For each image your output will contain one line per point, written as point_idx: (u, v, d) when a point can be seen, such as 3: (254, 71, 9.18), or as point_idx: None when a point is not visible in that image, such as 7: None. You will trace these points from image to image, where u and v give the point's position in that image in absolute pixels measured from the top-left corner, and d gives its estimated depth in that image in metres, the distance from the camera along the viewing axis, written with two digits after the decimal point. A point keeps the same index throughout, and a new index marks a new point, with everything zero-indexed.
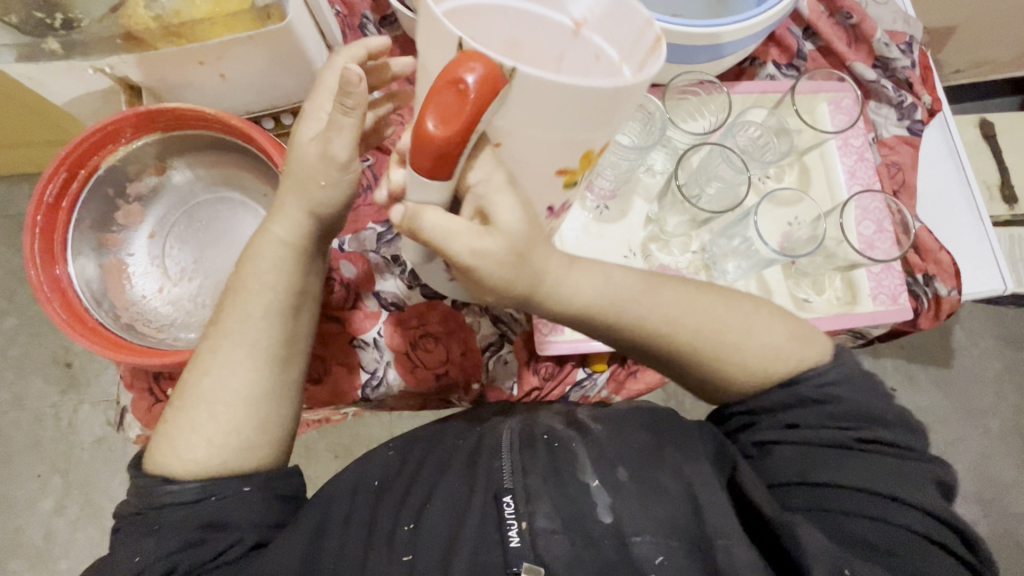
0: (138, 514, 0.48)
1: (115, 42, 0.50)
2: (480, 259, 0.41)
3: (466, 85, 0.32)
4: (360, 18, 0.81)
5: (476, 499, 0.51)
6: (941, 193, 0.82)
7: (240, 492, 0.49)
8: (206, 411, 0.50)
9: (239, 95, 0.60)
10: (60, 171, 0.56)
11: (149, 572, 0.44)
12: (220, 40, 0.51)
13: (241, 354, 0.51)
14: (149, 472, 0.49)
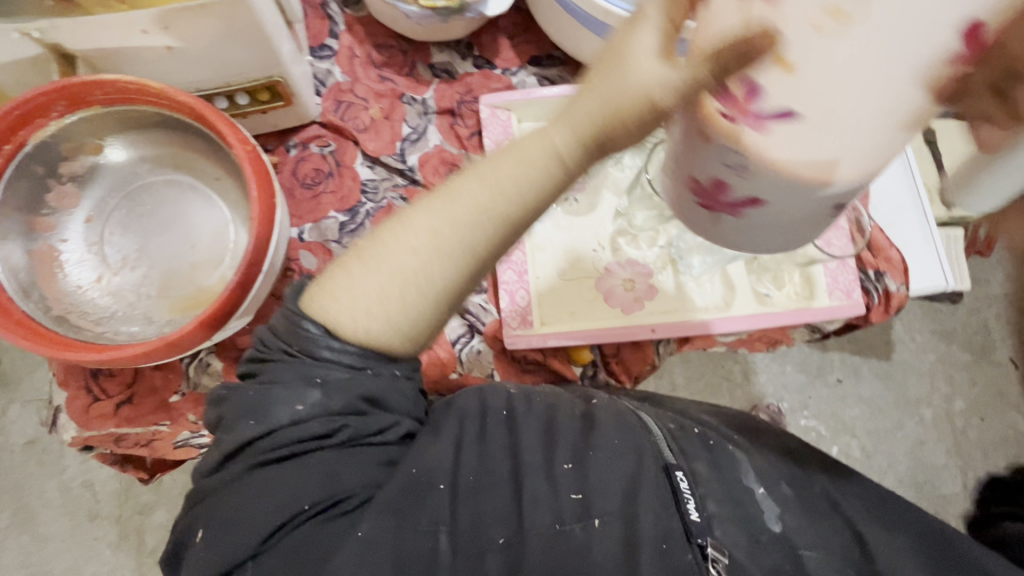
0: (285, 357, 0.41)
1: (45, 4, 0.45)
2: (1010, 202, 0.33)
3: None
4: None
5: (647, 465, 0.49)
6: (891, 192, 0.85)
7: (393, 376, 0.43)
8: (398, 287, 0.39)
9: (189, 71, 0.56)
10: None
11: (310, 427, 0.41)
12: (170, 9, 0.47)
13: (455, 240, 0.37)
14: (309, 316, 0.41)
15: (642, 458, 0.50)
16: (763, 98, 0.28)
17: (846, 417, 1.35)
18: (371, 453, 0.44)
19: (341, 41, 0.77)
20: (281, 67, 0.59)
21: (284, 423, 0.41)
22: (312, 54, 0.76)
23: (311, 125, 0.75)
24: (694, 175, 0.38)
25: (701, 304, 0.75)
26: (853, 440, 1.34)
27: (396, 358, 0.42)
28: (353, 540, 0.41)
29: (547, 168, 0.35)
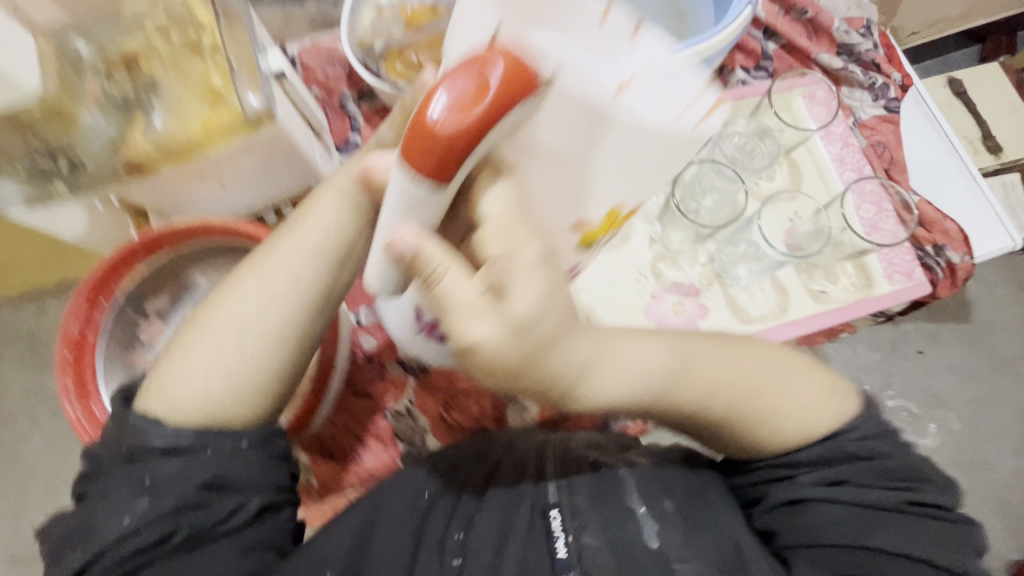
0: (119, 465, 0.49)
1: (119, 174, 0.51)
2: (481, 342, 0.39)
3: (489, 78, 0.33)
4: (339, 98, 0.85)
5: (526, 509, 0.57)
6: (932, 161, 0.82)
7: (236, 449, 0.52)
8: (235, 334, 0.53)
9: (242, 199, 0.62)
10: (83, 304, 0.57)
11: (146, 531, 0.47)
12: (220, 151, 0.53)
13: (291, 278, 0.55)
14: (137, 414, 0.51)
15: (528, 511, 0.57)
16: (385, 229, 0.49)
17: (938, 390, 1.27)
18: (225, 546, 0.50)
19: (363, 133, 0.84)
20: (317, 174, 0.64)
21: (121, 530, 0.47)
22: (339, 151, 0.83)
23: None
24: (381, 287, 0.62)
25: (756, 313, 0.74)
26: (951, 412, 1.26)
27: (241, 432, 0.52)
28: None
29: (342, 225, 0.56)
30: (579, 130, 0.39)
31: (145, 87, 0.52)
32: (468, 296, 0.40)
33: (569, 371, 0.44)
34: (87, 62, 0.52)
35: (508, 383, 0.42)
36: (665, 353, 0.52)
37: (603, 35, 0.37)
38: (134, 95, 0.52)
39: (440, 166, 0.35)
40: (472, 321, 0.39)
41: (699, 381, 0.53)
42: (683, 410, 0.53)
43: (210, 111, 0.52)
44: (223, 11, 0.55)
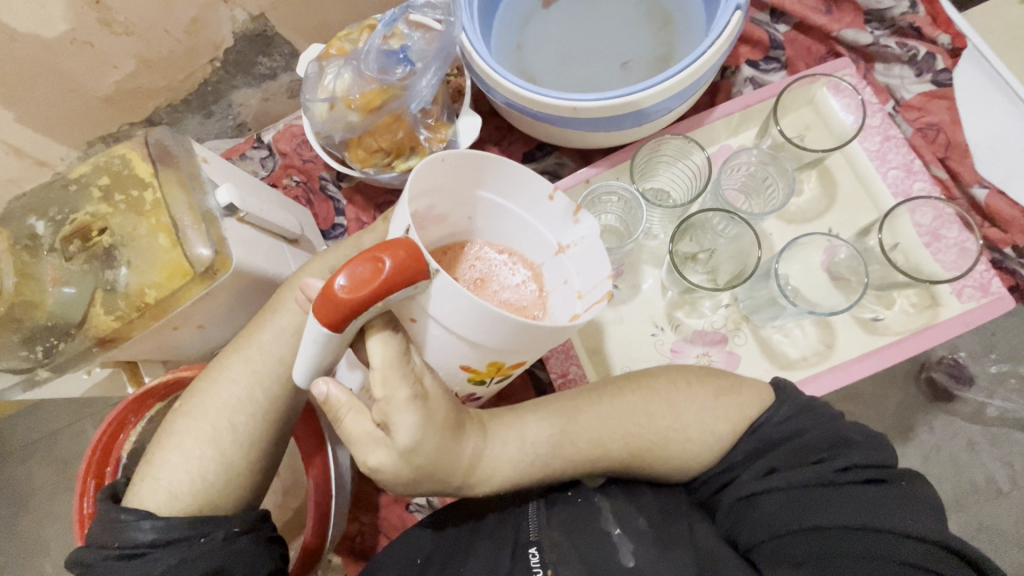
0: (117, 564, 0.46)
1: (93, 350, 0.51)
2: (378, 467, 0.43)
3: (384, 264, 0.36)
4: (319, 180, 0.82)
5: (506, 552, 0.50)
6: (1002, 135, 0.68)
7: (230, 534, 0.49)
8: (217, 429, 0.52)
9: (222, 335, 0.62)
10: (88, 480, 0.56)
11: None
12: (184, 305, 0.52)
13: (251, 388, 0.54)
14: (125, 511, 0.48)
15: (509, 552, 0.51)
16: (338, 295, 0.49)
17: None
18: None
19: (348, 215, 0.80)
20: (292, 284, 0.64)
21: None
22: (326, 237, 0.81)
23: None
24: None
25: (797, 356, 0.65)
26: None
27: (231, 518, 0.50)
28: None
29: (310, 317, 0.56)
30: (465, 312, 0.40)
31: (100, 257, 0.51)
32: (366, 431, 0.43)
33: (460, 467, 0.46)
34: (45, 240, 0.52)
35: (411, 487, 0.45)
36: (555, 426, 0.49)
37: (550, 207, 0.49)
38: (91, 267, 0.51)
39: (348, 319, 0.37)
40: (372, 449, 0.43)
41: (599, 434, 0.50)
42: (587, 465, 0.50)
43: (166, 263, 0.51)
44: (160, 158, 0.53)
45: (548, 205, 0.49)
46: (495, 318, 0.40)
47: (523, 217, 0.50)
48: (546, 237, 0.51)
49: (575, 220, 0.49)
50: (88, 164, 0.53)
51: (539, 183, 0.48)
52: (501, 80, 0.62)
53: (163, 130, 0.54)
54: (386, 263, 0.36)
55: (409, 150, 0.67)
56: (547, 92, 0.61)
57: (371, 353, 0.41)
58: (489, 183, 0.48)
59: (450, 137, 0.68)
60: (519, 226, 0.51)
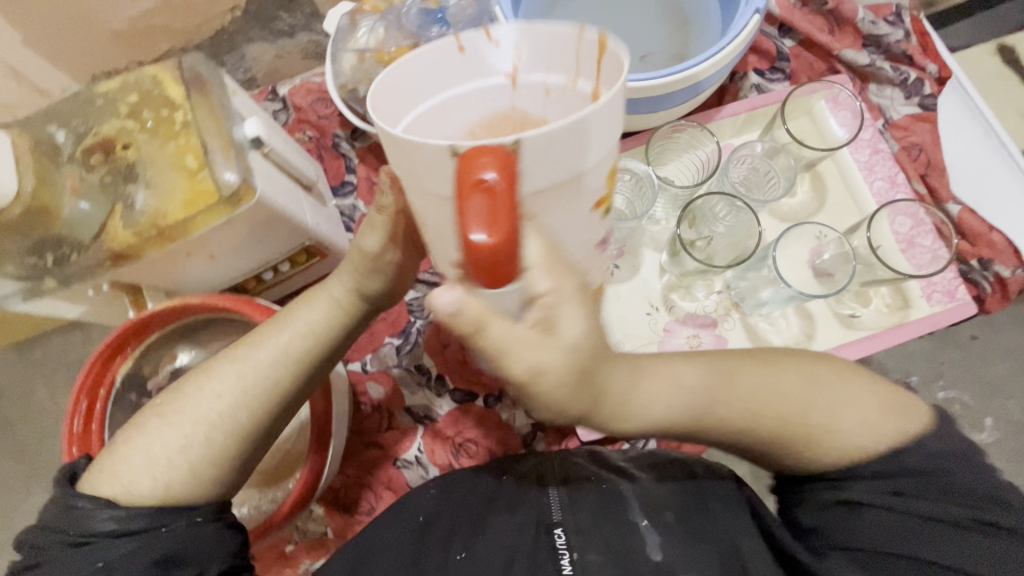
0: (65, 551, 0.40)
1: (105, 264, 0.51)
2: (539, 376, 0.36)
3: (488, 180, 0.29)
4: (332, 137, 0.82)
5: (528, 527, 0.49)
6: (977, 159, 0.74)
7: (192, 524, 0.43)
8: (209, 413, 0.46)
9: (231, 268, 0.62)
10: (81, 400, 0.55)
11: None
12: (201, 230, 0.52)
13: (236, 403, 0.47)
14: (83, 496, 0.42)
15: (531, 530, 0.49)
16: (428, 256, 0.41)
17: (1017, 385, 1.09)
18: None
19: (359, 173, 0.81)
20: (306, 232, 0.64)
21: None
22: (335, 193, 0.81)
23: None
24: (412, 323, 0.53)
25: (780, 344, 0.69)
26: None
27: (194, 507, 0.44)
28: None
29: (317, 326, 0.51)
30: (552, 152, 0.31)
31: (123, 172, 0.51)
32: (524, 338, 0.36)
33: (608, 396, 0.40)
34: (65, 149, 0.52)
35: (559, 412, 0.39)
36: (709, 378, 0.45)
37: (469, 59, 0.36)
38: (112, 180, 0.51)
39: (504, 259, 0.31)
40: (532, 353, 0.36)
41: (750, 401, 0.45)
42: (725, 432, 0.46)
43: (189, 186, 0.51)
44: (194, 82, 0.53)
45: (462, 59, 0.36)
46: (574, 121, 0.30)
47: (440, 96, 0.36)
48: (494, 79, 0.36)
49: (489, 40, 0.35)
50: (118, 80, 0.53)
51: (438, 49, 0.35)
52: None
53: (197, 58, 0.55)
54: (475, 172, 0.30)
55: None
56: None
57: (522, 254, 0.33)
58: (410, 108, 0.35)
59: None
60: (468, 101, 0.36)
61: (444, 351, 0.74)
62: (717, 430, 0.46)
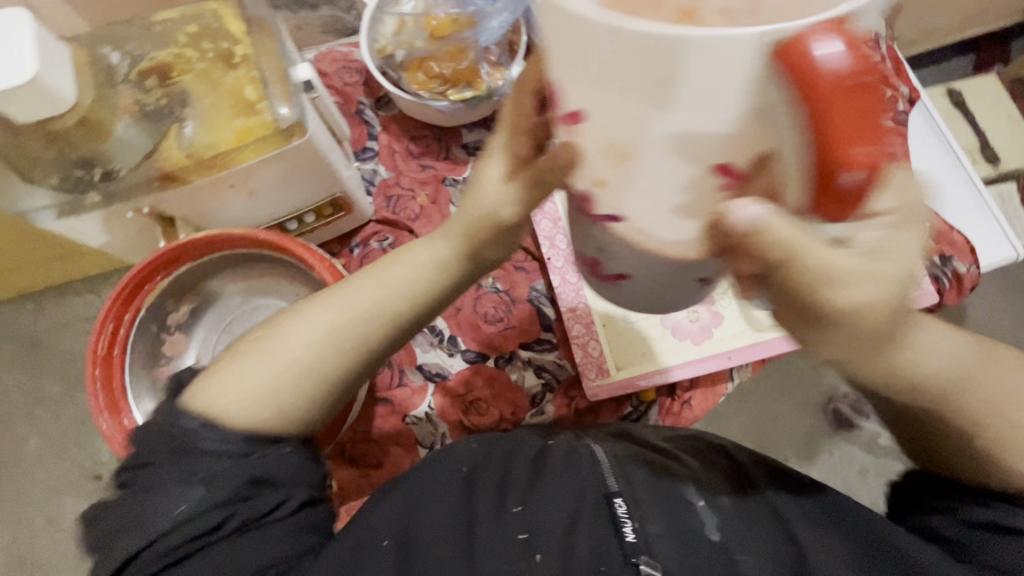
0: (169, 458, 0.40)
1: (152, 185, 0.52)
2: (855, 312, 0.31)
3: (852, 75, 0.20)
4: (356, 105, 0.85)
5: (589, 494, 0.48)
6: (937, 172, 0.85)
7: (283, 453, 0.43)
8: (305, 344, 0.43)
9: (265, 208, 0.64)
10: (108, 322, 0.59)
11: (200, 523, 0.39)
12: (244, 163, 0.53)
13: (327, 352, 0.43)
14: (185, 413, 0.41)
15: (585, 493, 0.48)
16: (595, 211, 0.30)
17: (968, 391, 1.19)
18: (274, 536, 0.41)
19: (380, 141, 0.83)
20: (341, 184, 0.66)
21: (165, 528, 0.38)
22: (356, 157, 0.83)
23: (368, 224, 0.81)
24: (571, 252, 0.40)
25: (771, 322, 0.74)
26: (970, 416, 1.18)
27: (282, 438, 0.43)
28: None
29: (418, 287, 0.45)
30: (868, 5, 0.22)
31: (178, 97, 0.52)
32: (850, 266, 0.30)
33: (893, 341, 0.36)
34: (120, 72, 0.53)
35: (852, 346, 0.34)
36: (975, 351, 0.41)
37: None
38: (166, 104, 0.52)
39: (862, 192, 0.23)
40: (851, 286, 0.30)
41: (1013, 388, 0.41)
42: (973, 422, 0.41)
43: (242, 124, 0.53)
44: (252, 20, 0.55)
45: None
46: None
47: None
48: None
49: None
50: (176, 11, 0.55)
51: None
52: None
53: None
54: (811, 57, 0.20)
55: (465, 80, 0.72)
56: None
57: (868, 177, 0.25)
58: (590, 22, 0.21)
59: (505, 79, 0.72)
60: None
61: (457, 313, 0.77)
62: (959, 411, 0.41)
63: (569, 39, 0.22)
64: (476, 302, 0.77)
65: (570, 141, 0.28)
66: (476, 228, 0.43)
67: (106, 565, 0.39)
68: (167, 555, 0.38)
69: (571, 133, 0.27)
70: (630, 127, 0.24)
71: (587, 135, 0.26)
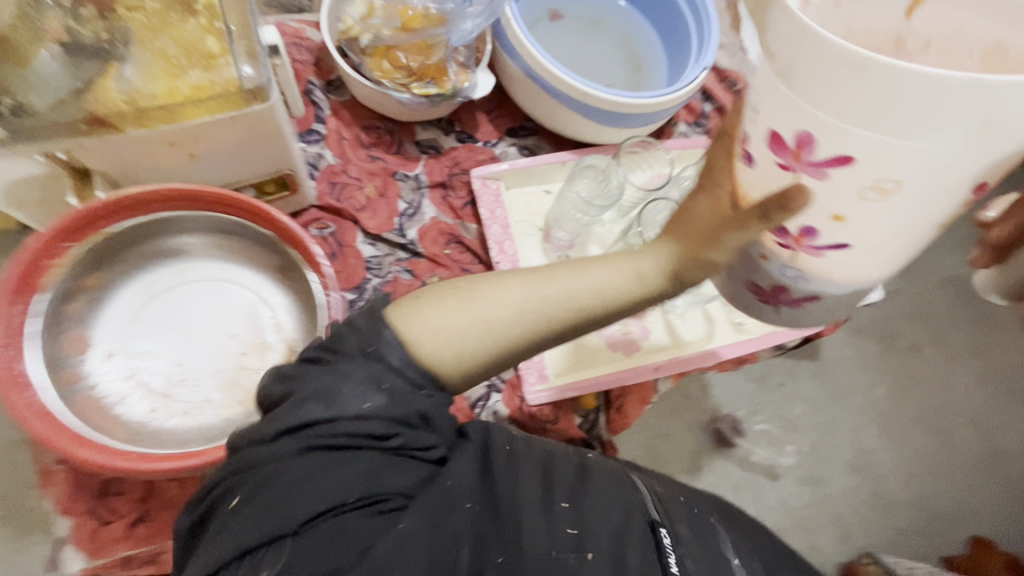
0: (357, 362, 0.43)
1: (78, 126, 0.46)
2: None
3: None
4: (305, 85, 0.80)
5: (636, 518, 0.49)
6: None
7: (446, 401, 0.46)
8: (500, 298, 0.45)
9: (203, 170, 0.59)
10: (14, 299, 0.59)
11: (374, 427, 0.42)
12: (190, 122, 0.49)
13: (519, 313, 0.44)
14: (389, 331, 0.44)
15: (632, 512, 0.49)
16: (818, 237, 0.40)
17: (832, 415, 1.36)
18: (410, 464, 0.44)
19: (329, 125, 0.79)
20: (290, 161, 0.62)
21: (348, 417, 0.41)
22: (300, 139, 0.78)
23: (308, 210, 0.76)
24: (756, 280, 0.48)
25: (690, 338, 0.81)
26: (831, 440, 1.34)
27: (441, 387, 0.46)
28: (396, 533, 0.42)
29: (610, 290, 0.44)
30: None
31: (120, 37, 0.48)
32: None
33: None
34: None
35: None
36: None
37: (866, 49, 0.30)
38: (108, 42, 0.47)
39: None
40: None
41: None
42: None
43: (195, 78, 0.48)
44: None
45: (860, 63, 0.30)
46: None
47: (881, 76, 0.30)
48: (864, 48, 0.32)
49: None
50: None
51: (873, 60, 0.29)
52: (528, 46, 0.74)
53: None
54: None
55: (430, 77, 0.72)
56: (563, 72, 0.73)
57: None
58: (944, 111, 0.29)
59: (469, 82, 0.73)
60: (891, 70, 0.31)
61: None
62: None
63: (875, 88, 0.30)
64: None
65: (817, 182, 0.37)
66: (688, 247, 0.43)
67: (279, 422, 0.42)
68: (334, 441, 0.41)
69: (821, 176, 0.37)
70: (898, 162, 0.33)
71: (854, 171, 0.35)
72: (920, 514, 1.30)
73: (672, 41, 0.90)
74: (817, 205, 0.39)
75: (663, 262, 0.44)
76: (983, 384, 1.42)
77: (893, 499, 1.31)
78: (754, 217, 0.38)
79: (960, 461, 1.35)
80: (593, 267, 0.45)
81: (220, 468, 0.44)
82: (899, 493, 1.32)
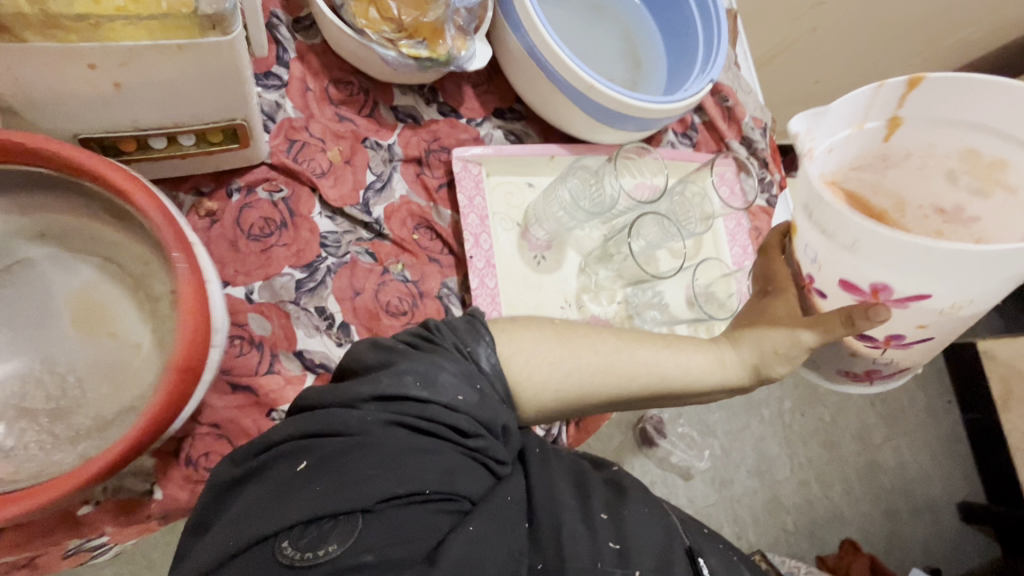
0: (454, 352, 0.47)
1: None
2: None
3: None
4: (269, 17, 0.69)
5: (675, 541, 0.48)
6: None
7: (499, 400, 0.48)
8: (586, 344, 0.54)
9: (132, 113, 0.48)
10: None
11: (461, 419, 0.44)
12: (121, 45, 0.41)
13: (609, 367, 0.53)
14: (488, 349, 0.49)
15: (669, 534, 0.49)
16: (902, 339, 0.51)
17: (750, 426, 1.43)
18: (475, 469, 0.44)
19: (292, 70, 0.68)
20: (246, 110, 0.52)
21: (440, 403, 0.44)
22: (256, 82, 0.67)
23: (257, 167, 0.65)
24: (848, 369, 0.59)
25: None
26: (744, 449, 1.41)
27: (524, 426, 0.52)
28: (465, 533, 0.40)
29: (695, 369, 0.56)
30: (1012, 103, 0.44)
31: None
32: None
33: None
34: None
35: None
36: None
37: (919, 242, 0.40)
38: None
39: None
40: None
41: None
42: None
43: None
44: None
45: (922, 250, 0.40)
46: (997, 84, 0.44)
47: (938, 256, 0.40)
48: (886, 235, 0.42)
49: (810, 136, 0.45)
50: None
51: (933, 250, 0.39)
52: (535, 21, 0.66)
53: None
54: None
55: (422, 36, 0.63)
56: (571, 57, 0.66)
57: None
58: (994, 266, 0.40)
59: (467, 51, 0.65)
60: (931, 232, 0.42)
61: (353, 298, 0.65)
62: None
63: (940, 262, 0.40)
64: (379, 289, 0.66)
65: (899, 309, 0.47)
66: (761, 346, 0.56)
67: (374, 387, 0.43)
68: (421, 424, 0.43)
69: (903, 307, 0.46)
70: (972, 293, 0.43)
71: (932, 301, 0.45)
72: (806, 522, 1.40)
73: (677, 43, 0.85)
74: (903, 322, 0.48)
75: (744, 356, 0.57)
76: (873, 405, 1.53)
77: (788, 507, 1.40)
78: (840, 321, 0.49)
79: (843, 472, 1.47)
80: (689, 353, 0.57)
81: (282, 428, 0.42)
82: (793, 502, 1.41)
